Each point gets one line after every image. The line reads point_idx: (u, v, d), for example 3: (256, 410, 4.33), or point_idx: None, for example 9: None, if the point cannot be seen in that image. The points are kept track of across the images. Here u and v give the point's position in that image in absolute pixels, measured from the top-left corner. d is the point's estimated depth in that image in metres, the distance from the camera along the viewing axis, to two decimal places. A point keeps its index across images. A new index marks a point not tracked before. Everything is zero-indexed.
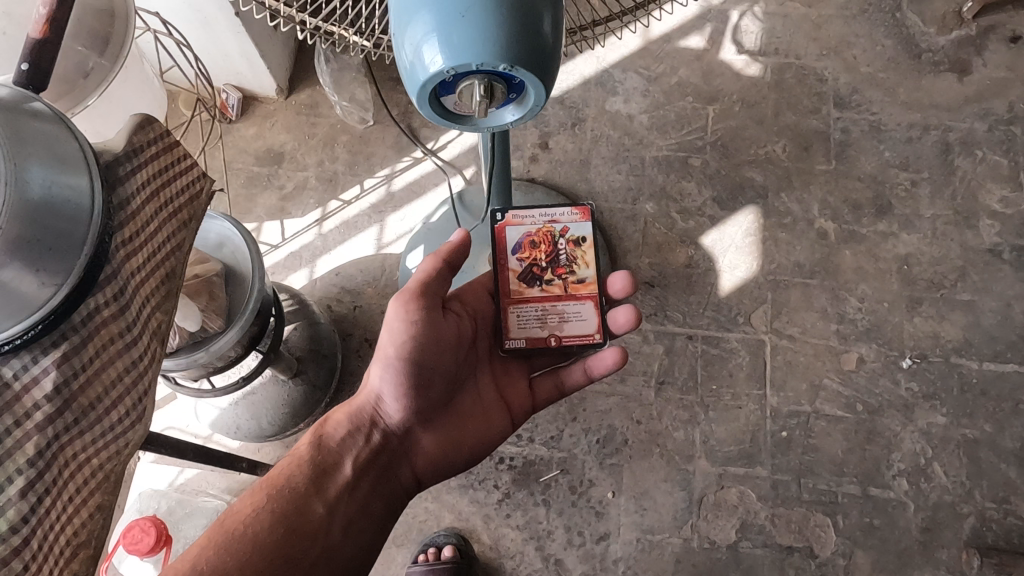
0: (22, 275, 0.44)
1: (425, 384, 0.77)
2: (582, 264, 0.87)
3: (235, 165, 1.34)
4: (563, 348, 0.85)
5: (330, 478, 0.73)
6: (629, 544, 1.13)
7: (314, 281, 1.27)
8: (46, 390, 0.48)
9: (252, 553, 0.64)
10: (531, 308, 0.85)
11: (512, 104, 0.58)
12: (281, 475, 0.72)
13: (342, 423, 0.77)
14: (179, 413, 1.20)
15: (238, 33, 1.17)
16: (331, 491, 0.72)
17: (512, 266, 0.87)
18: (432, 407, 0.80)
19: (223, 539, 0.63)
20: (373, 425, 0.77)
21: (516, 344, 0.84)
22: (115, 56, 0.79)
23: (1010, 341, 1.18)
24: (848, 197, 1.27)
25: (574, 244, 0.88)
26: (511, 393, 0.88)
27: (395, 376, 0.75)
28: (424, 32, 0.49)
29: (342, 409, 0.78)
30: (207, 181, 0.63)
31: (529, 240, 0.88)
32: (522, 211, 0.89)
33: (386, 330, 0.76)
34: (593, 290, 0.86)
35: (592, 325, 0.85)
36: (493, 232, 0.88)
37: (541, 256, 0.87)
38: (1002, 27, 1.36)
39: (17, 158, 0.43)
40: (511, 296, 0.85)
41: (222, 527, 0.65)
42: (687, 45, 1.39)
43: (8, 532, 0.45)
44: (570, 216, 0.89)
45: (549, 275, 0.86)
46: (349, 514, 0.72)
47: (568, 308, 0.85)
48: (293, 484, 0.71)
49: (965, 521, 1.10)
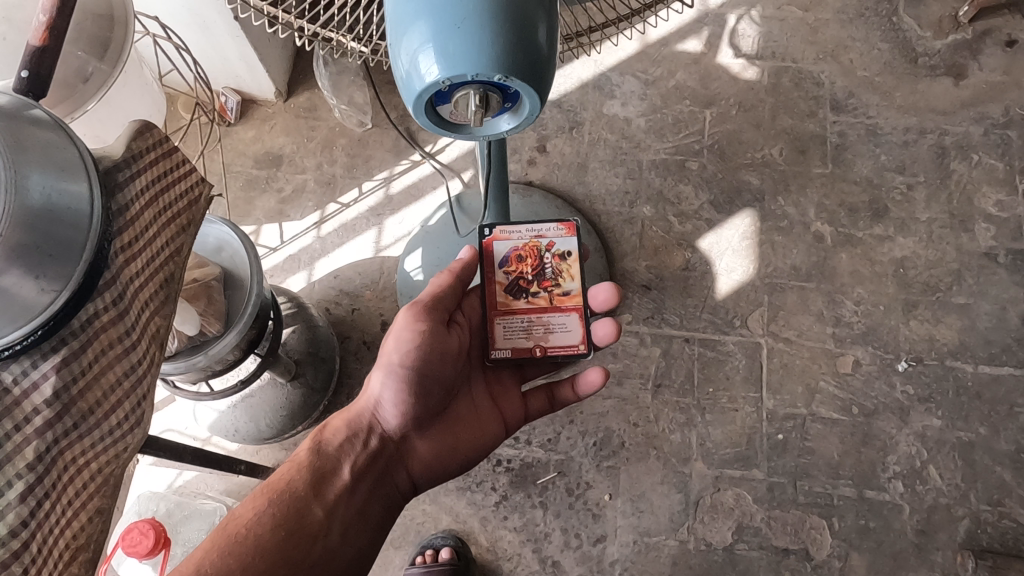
0: (23, 281, 0.44)
1: (426, 392, 0.77)
2: (567, 277, 0.88)
3: (234, 168, 1.35)
4: (547, 358, 0.85)
5: (329, 481, 0.73)
6: (626, 547, 1.13)
7: (312, 284, 1.28)
8: (45, 395, 0.48)
9: (255, 555, 0.64)
10: (517, 319, 0.86)
11: (508, 113, 0.59)
12: (281, 480, 0.72)
13: (341, 428, 0.78)
14: (177, 416, 1.20)
15: (237, 37, 1.17)
16: (330, 494, 0.72)
17: (498, 279, 0.87)
18: (430, 414, 0.80)
19: (227, 541, 0.64)
20: (370, 431, 0.78)
21: (501, 354, 0.84)
22: (115, 60, 0.79)
23: (1005, 344, 1.19)
24: (844, 201, 1.28)
25: (560, 258, 0.89)
26: (504, 402, 0.88)
27: (397, 383, 0.76)
28: (421, 42, 0.49)
29: (341, 416, 0.79)
30: (206, 186, 0.63)
31: (516, 255, 0.88)
32: (510, 226, 0.88)
33: (392, 339, 0.77)
34: (579, 301, 0.86)
35: (577, 336, 0.85)
36: (480, 247, 0.88)
37: (527, 269, 0.88)
38: (998, 31, 1.36)
39: (17, 166, 0.44)
40: (498, 308, 0.86)
41: (225, 530, 0.65)
42: (684, 49, 1.40)
43: (8, 536, 0.46)
44: (556, 232, 0.89)
45: (535, 288, 0.87)
46: (348, 518, 0.72)
47: (554, 319, 0.86)
48: (294, 488, 0.71)
49: (960, 524, 1.11)
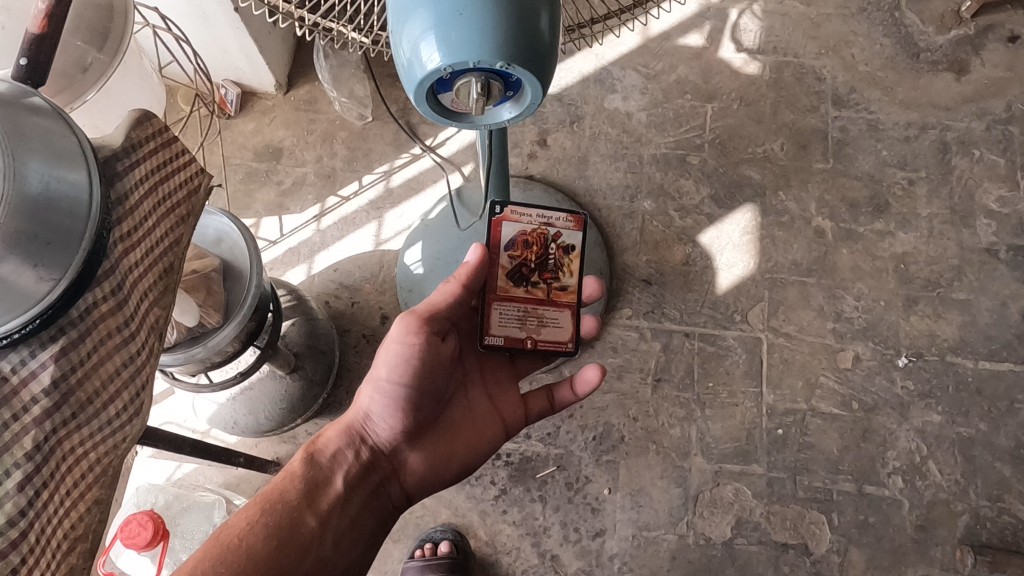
0: (21, 269, 0.44)
1: (417, 405, 0.76)
2: (567, 271, 0.87)
3: (233, 161, 1.34)
4: (536, 351, 0.86)
5: (322, 492, 0.73)
6: (625, 541, 1.13)
7: (312, 277, 1.28)
8: (44, 384, 0.48)
9: (247, 564, 0.64)
10: (513, 307, 0.85)
11: (510, 102, 0.58)
12: (274, 490, 0.72)
13: (334, 440, 0.77)
14: (177, 408, 1.20)
15: (237, 29, 1.17)
16: (322, 505, 0.72)
17: (502, 262, 0.85)
18: (425, 425, 0.80)
19: (218, 551, 0.64)
20: (362, 442, 0.77)
21: (494, 341, 0.84)
22: (114, 51, 0.79)
23: (1005, 340, 1.19)
24: (845, 195, 1.28)
25: (564, 251, 0.87)
26: (503, 403, 0.87)
27: (386, 399, 0.75)
28: (422, 29, 0.49)
29: (333, 426, 0.79)
30: (206, 176, 0.63)
31: (523, 240, 0.86)
32: (521, 208, 0.86)
33: (381, 352, 0.75)
34: (574, 299, 0.87)
35: (566, 333, 0.87)
36: (489, 224, 0.85)
37: (531, 257, 0.86)
38: (1001, 27, 1.36)
39: (16, 154, 0.44)
40: (498, 293, 0.84)
41: (218, 540, 0.65)
42: (686, 43, 1.39)
43: (6, 526, 0.45)
44: (564, 222, 0.88)
45: (536, 278, 0.86)
46: (340, 528, 0.72)
47: (548, 313, 0.86)
48: (286, 498, 0.71)
49: (959, 519, 1.11)
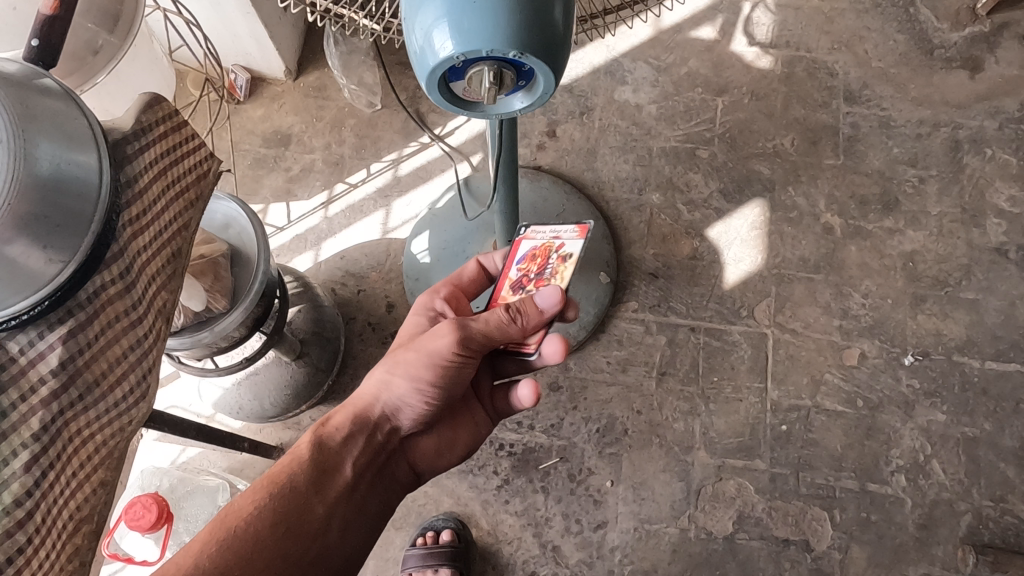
0: (29, 251, 0.44)
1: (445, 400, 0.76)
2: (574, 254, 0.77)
3: (241, 146, 1.34)
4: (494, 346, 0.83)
5: (333, 477, 0.72)
6: (626, 533, 1.13)
7: (319, 265, 1.28)
8: (51, 365, 0.48)
9: (254, 551, 0.65)
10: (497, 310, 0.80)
11: (522, 91, 0.58)
12: (282, 473, 0.71)
13: (345, 423, 0.75)
14: (183, 392, 1.21)
15: (247, 14, 1.17)
16: (330, 493, 0.71)
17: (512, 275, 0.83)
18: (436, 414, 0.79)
19: (225, 536, 0.65)
20: (378, 427, 0.76)
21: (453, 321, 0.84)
22: (125, 33, 0.78)
23: (1013, 340, 1.18)
24: (854, 192, 1.27)
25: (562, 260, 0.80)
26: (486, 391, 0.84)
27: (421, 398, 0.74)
28: (435, 17, 0.48)
29: (348, 409, 0.76)
30: (215, 161, 0.63)
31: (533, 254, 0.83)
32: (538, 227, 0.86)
33: (422, 358, 0.71)
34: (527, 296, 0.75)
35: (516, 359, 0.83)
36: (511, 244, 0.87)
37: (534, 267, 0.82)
38: (1016, 25, 1.34)
39: (26, 135, 0.43)
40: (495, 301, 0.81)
41: (225, 525, 0.66)
42: (698, 35, 1.38)
43: (12, 506, 0.45)
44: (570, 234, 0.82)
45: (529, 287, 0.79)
46: (348, 514, 0.72)
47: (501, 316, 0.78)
48: (295, 483, 0.70)
49: (961, 519, 1.11)
